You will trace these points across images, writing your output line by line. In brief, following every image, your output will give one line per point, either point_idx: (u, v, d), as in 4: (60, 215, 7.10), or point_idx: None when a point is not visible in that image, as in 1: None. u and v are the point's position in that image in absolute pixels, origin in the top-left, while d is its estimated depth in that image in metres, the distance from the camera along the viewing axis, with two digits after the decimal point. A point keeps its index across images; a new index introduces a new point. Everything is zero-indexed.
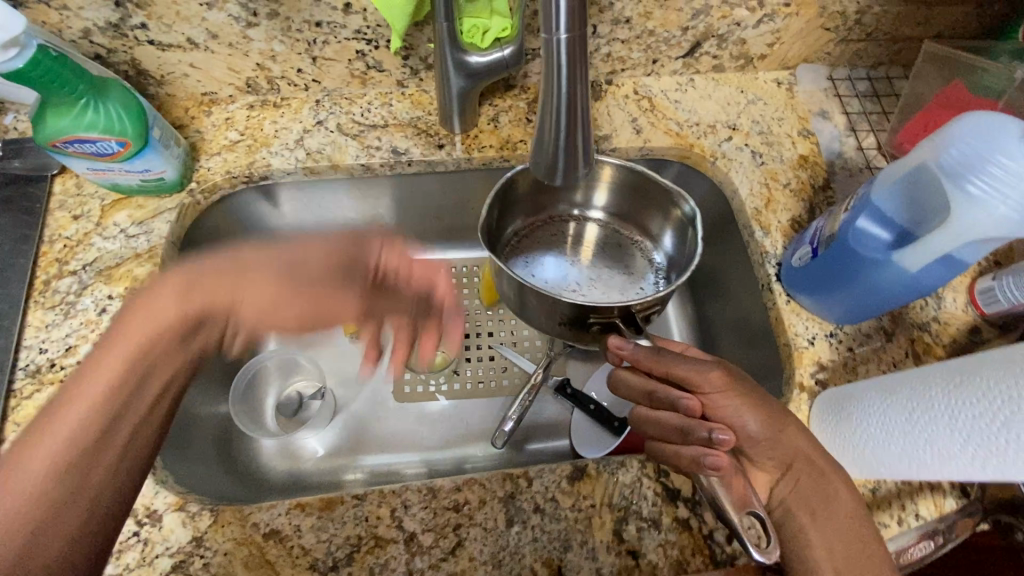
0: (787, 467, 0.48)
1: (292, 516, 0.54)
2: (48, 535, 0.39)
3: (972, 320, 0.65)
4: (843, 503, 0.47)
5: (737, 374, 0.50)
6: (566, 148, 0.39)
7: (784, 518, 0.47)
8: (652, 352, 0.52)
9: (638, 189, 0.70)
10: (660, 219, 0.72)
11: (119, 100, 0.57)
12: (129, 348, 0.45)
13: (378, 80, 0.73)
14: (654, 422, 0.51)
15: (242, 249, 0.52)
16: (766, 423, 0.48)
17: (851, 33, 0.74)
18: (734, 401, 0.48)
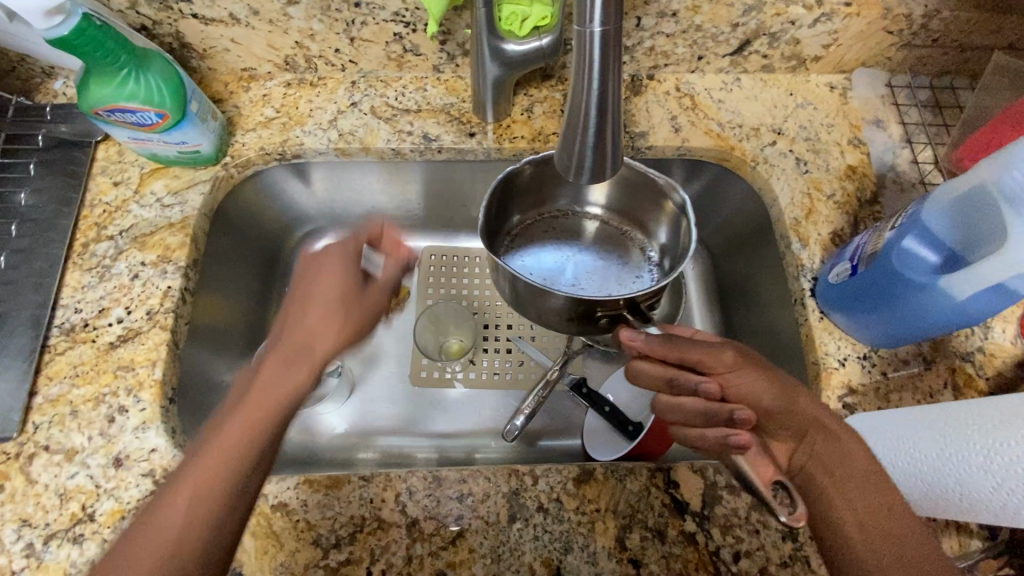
0: (803, 435, 0.46)
1: (299, 491, 0.55)
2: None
3: (1021, 354, 0.61)
4: (860, 463, 0.44)
5: (749, 355, 0.48)
6: (595, 146, 0.37)
7: (805, 485, 0.45)
8: (663, 338, 0.49)
9: (631, 182, 0.69)
10: (655, 214, 0.70)
11: (160, 72, 0.58)
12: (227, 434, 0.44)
13: (414, 64, 0.72)
14: (677, 409, 0.47)
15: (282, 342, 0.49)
16: (780, 396, 0.46)
17: (916, 38, 0.70)
18: (749, 377, 0.47)
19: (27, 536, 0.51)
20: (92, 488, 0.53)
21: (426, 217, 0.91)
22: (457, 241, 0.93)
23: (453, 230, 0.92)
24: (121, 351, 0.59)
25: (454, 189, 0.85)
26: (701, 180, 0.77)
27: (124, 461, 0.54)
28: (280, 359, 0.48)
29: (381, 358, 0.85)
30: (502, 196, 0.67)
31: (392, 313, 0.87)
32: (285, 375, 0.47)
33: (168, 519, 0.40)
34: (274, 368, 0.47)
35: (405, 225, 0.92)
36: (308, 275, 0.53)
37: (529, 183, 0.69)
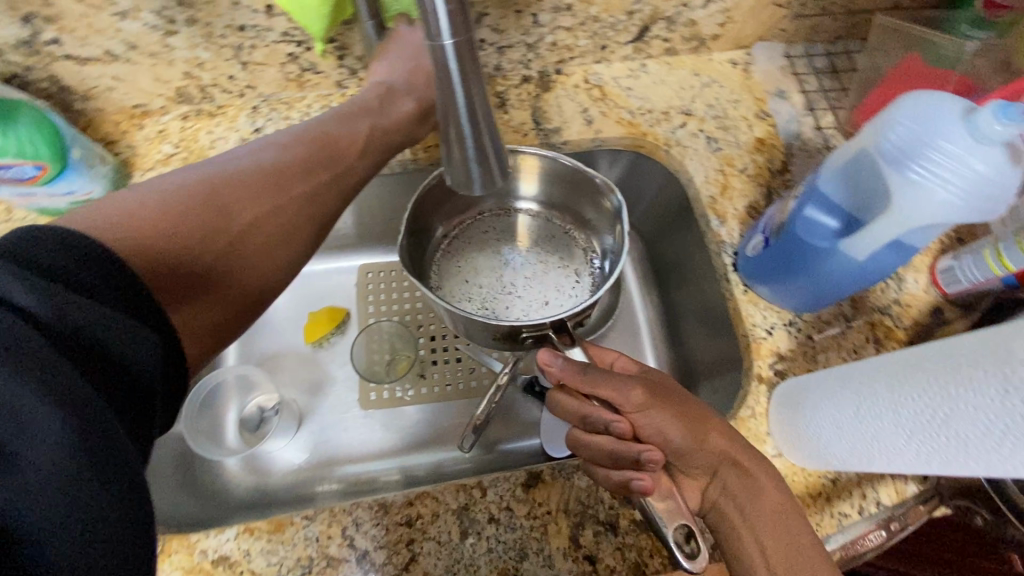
0: (714, 472, 0.47)
1: (240, 541, 0.52)
2: (252, 265, 0.51)
3: (934, 300, 0.64)
4: (769, 499, 0.46)
5: (660, 389, 0.48)
6: (477, 157, 0.37)
7: (719, 519, 0.47)
8: (578, 371, 0.48)
9: (567, 179, 0.68)
10: (595, 213, 0.70)
11: (31, 121, 0.54)
12: (296, 169, 0.54)
13: (316, 82, 0.70)
14: (591, 445, 0.49)
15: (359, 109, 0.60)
16: (690, 435, 0.46)
17: (805, 8, 0.71)
18: (655, 416, 0.46)
19: None
20: None
21: (357, 236, 0.89)
22: (392, 255, 0.91)
23: (387, 244, 0.91)
24: None
25: (383, 204, 0.84)
26: (621, 167, 0.78)
27: None
28: (409, 117, 0.63)
29: (327, 385, 0.83)
30: (426, 206, 0.67)
31: (334, 338, 0.85)
32: (411, 126, 0.64)
33: (256, 181, 0.52)
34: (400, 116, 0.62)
35: (336, 246, 0.89)
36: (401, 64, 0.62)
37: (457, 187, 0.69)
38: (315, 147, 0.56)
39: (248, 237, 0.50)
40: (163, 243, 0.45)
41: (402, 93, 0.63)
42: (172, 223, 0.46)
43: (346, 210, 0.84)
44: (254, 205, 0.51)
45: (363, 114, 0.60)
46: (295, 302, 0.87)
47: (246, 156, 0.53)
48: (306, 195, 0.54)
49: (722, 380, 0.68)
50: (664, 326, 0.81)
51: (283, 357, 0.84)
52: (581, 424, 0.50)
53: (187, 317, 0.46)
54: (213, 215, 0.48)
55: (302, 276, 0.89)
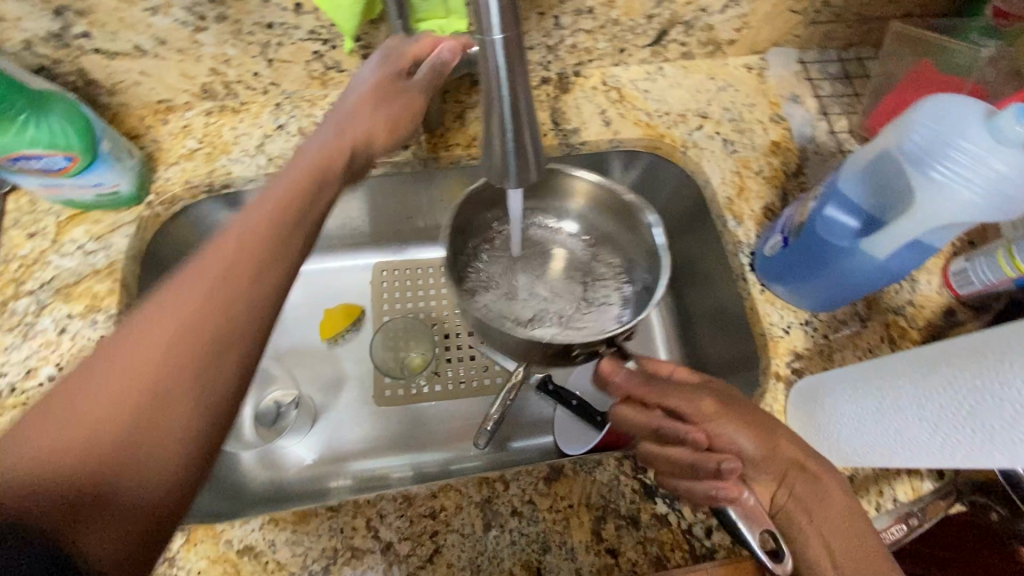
0: (782, 477, 0.46)
1: (265, 532, 0.53)
2: (173, 442, 0.34)
3: (947, 302, 0.65)
4: (836, 504, 0.46)
5: (728, 399, 0.49)
6: (516, 149, 0.37)
7: (786, 524, 0.46)
8: (642, 381, 0.52)
9: (608, 204, 0.69)
10: (633, 240, 0.69)
11: (63, 113, 0.54)
12: (213, 268, 0.39)
13: (339, 81, 0.71)
14: (663, 459, 0.47)
15: (306, 165, 0.49)
16: (762, 443, 0.47)
17: (820, 15, 0.73)
18: (727, 423, 0.47)
19: None
20: None
21: (371, 233, 0.89)
22: (406, 253, 0.92)
23: (401, 242, 0.91)
24: None
25: (399, 203, 0.84)
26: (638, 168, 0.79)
27: None
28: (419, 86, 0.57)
29: (344, 382, 0.83)
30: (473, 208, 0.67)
31: (349, 334, 0.85)
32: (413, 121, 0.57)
33: (167, 313, 0.36)
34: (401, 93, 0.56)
35: (351, 244, 0.90)
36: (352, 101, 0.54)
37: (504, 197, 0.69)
38: (297, 195, 0.46)
39: (146, 396, 0.34)
40: (39, 475, 0.31)
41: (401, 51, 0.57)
42: (63, 435, 0.32)
43: (361, 207, 0.84)
44: (238, 314, 0.38)
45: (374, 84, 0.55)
46: (310, 298, 0.88)
47: (164, 293, 0.38)
48: (241, 309, 0.38)
49: (737, 378, 0.69)
50: (677, 327, 0.82)
51: (298, 352, 0.84)
52: (652, 437, 0.49)
53: (91, 546, 0.31)
54: (82, 386, 0.34)
55: (317, 272, 0.89)
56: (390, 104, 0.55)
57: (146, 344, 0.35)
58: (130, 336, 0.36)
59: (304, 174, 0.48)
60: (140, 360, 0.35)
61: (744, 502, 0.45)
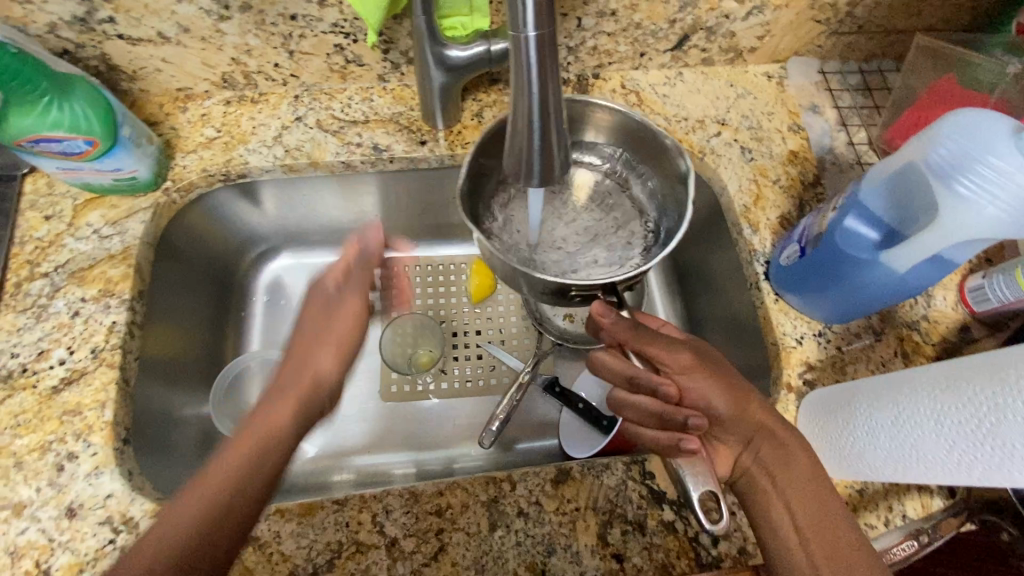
0: (748, 440, 0.49)
1: (271, 523, 0.53)
2: None
3: (962, 318, 0.65)
4: (802, 468, 0.47)
5: (704, 355, 0.50)
6: (541, 149, 0.37)
7: (750, 485, 0.49)
8: (630, 326, 0.51)
9: (640, 140, 0.64)
10: (659, 174, 0.66)
11: (85, 97, 0.54)
12: (225, 469, 0.45)
13: (358, 75, 0.71)
14: (631, 407, 0.50)
15: (292, 391, 0.51)
16: (733, 404, 0.48)
17: (843, 25, 0.73)
18: (700, 380, 0.49)
19: None
20: (44, 542, 0.52)
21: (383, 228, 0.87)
22: (419, 250, 0.90)
23: (414, 237, 0.90)
24: (65, 395, 0.56)
25: (413, 200, 0.83)
26: None
27: (78, 511, 0.53)
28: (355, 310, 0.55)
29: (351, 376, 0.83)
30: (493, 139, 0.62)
31: None
32: (362, 324, 0.56)
33: (189, 501, 0.43)
34: (346, 300, 0.56)
35: None
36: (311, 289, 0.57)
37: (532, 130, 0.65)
38: (294, 413, 0.50)
39: None
40: None
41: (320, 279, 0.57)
42: None
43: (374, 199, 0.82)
44: (229, 505, 0.43)
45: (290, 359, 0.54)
46: None
47: (195, 481, 0.44)
48: (246, 493, 0.44)
49: None
50: (686, 335, 0.81)
51: None
52: (625, 385, 0.51)
53: None
54: None
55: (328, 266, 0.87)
56: (323, 329, 0.54)
57: (175, 527, 0.42)
58: (149, 540, 0.41)
59: (259, 433, 0.48)
60: (167, 539, 0.41)
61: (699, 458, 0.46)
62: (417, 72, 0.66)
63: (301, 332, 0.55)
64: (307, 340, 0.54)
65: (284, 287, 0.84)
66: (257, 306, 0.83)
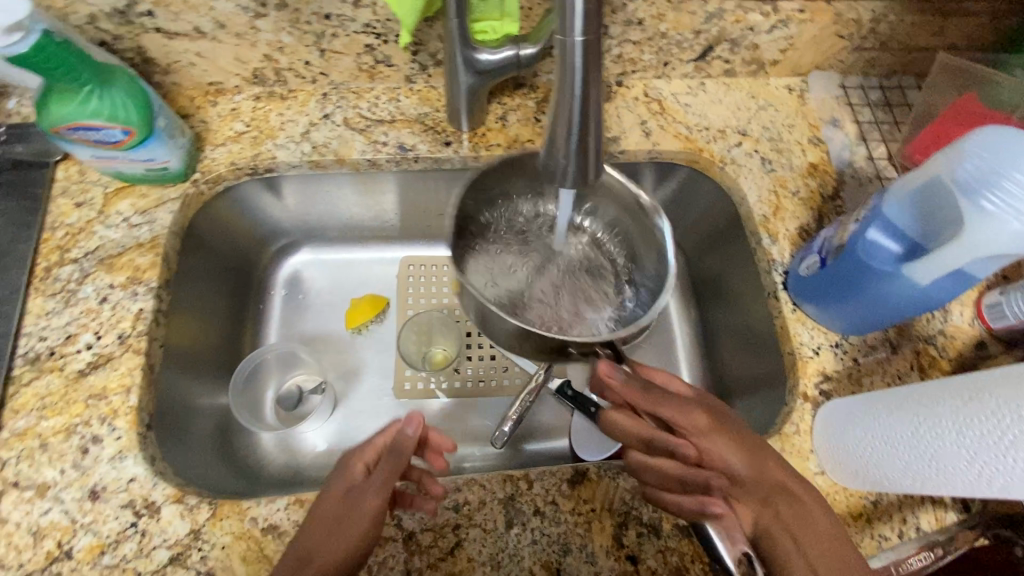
0: (766, 497, 0.47)
1: (290, 512, 0.54)
2: None
3: (978, 334, 0.65)
4: (822, 525, 0.46)
5: (721, 415, 0.51)
6: (578, 150, 0.37)
7: (772, 549, 0.46)
8: (641, 388, 0.53)
9: (632, 213, 0.64)
10: (644, 252, 0.65)
11: (125, 87, 0.55)
12: None
13: (386, 75, 0.72)
14: (651, 470, 0.50)
15: (307, 532, 0.50)
16: (750, 463, 0.48)
17: (866, 41, 0.73)
18: (717, 441, 0.49)
19: None
20: (67, 524, 0.52)
21: (400, 227, 0.87)
22: (433, 249, 0.90)
23: (430, 237, 0.89)
24: (92, 379, 0.57)
25: (433, 199, 0.82)
26: (674, 181, 0.79)
27: (100, 493, 0.53)
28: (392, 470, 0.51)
29: (362, 372, 0.81)
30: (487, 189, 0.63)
31: (372, 326, 0.84)
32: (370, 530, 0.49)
33: None
34: (371, 487, 0.51)
35: (379, 235, 0.88)
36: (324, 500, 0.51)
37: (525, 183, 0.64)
38: None
39: None
40: None
41: (355, 452, 0.53)
42: None
43: (394, 195, 0.82)
44: None
45: (328, 501, 0.51)
46: (334, 288, 0.85)
47: None
48: None
49: (759, 395, 0.69)
50: (701, 342, 0.82)
51: (322, 342, 0.82)
52: (641, 445, 0.53)
53: None
54: None
55: (344, 262, 0.87)
56: (338, 521, 0.49)
57: None
58: None
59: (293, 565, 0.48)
60: None
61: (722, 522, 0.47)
62: (445, 75, 0.67)
63: (343, 478, 0.52)
64: (344, 488, 0.51)
65: (302, 281, 0.85)
66: (275, 301, 0.83)
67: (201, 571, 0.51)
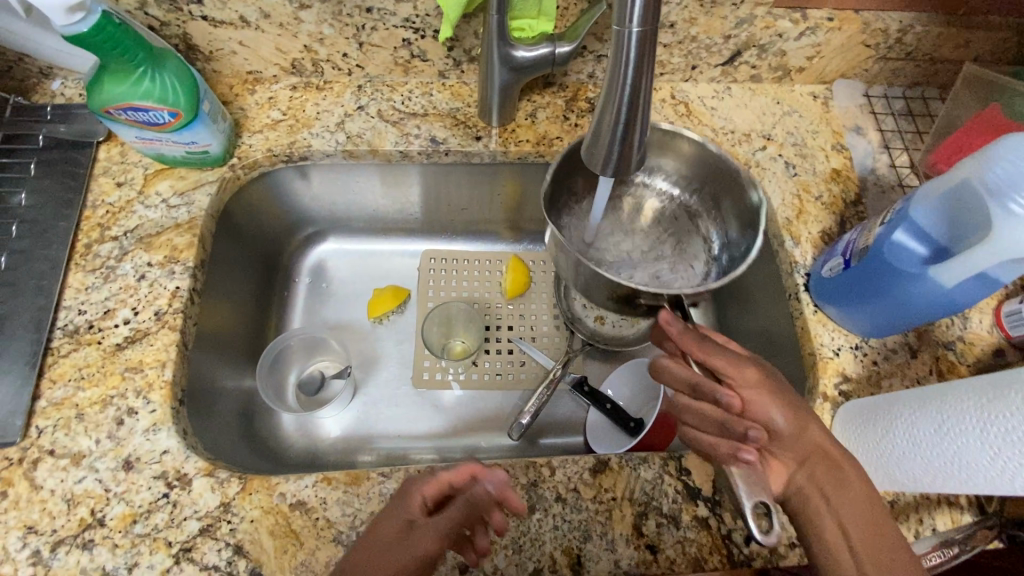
0: (804, 458, 0.48)
1: (318, 489, 0.55)
2: None
3: (997, 342, 0.66)
4: (858, 490, 0.46)
5: (771, 373, 0.52)
6: (623, 139, 0.40)
7: (802, 504, 0.47)
8: (696, 337, 0.53)
9: (713, 170, 0.67)
10: (728, 208, 0.68)
11: (175, 71, 0.57)
12: None
13: (420, 70, 0.74)
14: (693, 411, 0.52)
15: (361, 541, 0.49)
16: (794, 418, 0.49)
17: (891, 51, 0.75)
18: (764, 395, 0.50)
19: (32, 543, 0.51)
20: (100, 492, 0.53)
21: (424, 220, 0.88)
22: (454, 243, 0.90)
23: (452, 231, 0.90)
24: (129, 353, 0.59)
25: (459, 193, 0.83)
26: None
27: (134, 464, 0.55)
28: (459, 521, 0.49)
29: (382, 362, 0.82)
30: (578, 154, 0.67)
31: (393, 317, 0.85)
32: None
33: None
34: (432, 527, 0.48)
35: (402, 227, 0.89)
36: (385, 511, 0.51)
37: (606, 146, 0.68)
38: None
39: None
40: None
41: (419, 483, 0.51)
42: None
43: (419, 190, 0.82)
44: None
45: (388, 520, 0.49)
46: (356, 279, 0.87)
47: None
48: None
49: None
50: None
51: (344, 330, 0.83)
52: (687, 391, 0.53)
53: None
54: None
55: (367, 253, 0.88)
56: (394, 555, 0.46)
57: None
58: None
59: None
60: None
61: (752, 469, 0.48)
62: (480, 70, 0.69)
63: (407, 508, 0.49)
64: (406, 517, 0.49)
65: (327, 271, 0.87)
66: (299, 289, 0.85)
67: (230, 543, 0.52)
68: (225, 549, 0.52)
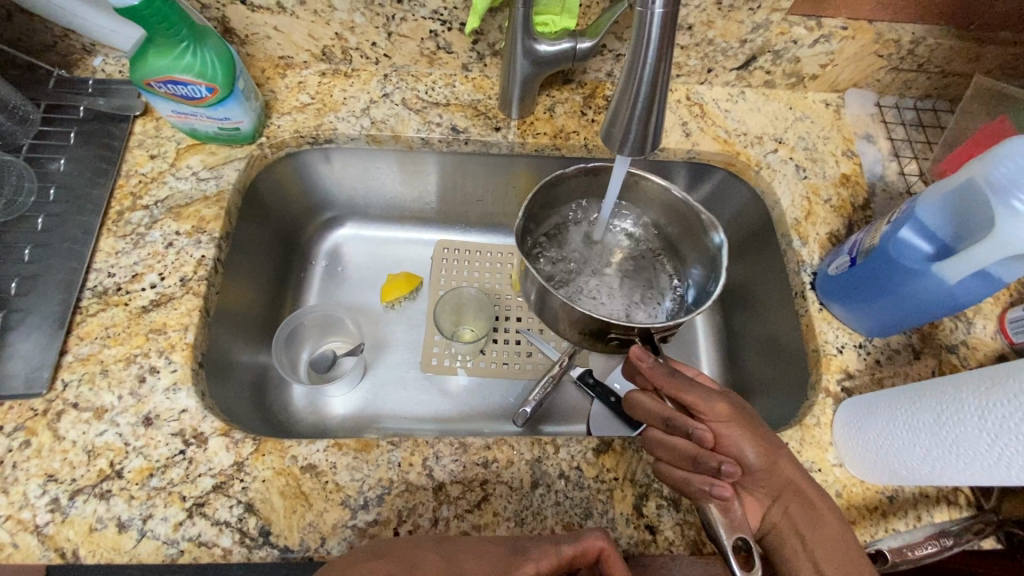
0: (777, 495, 0.51)
1: (329, 454, 0.56)
2: None
3: (1000, 348, 0.66)
4: (831, 529, 0.49)
5: (741, 407, 0.51)
6: (641, 117, 0.44)
7: (777, 540, 0.50)
8: (666, 372, 0.52)
9: (677, 212, 0.70)
10: (693, 249, 0.71)
11: (215, 48, 0.60)
12: None
13: (445, 62, 0.77)
14: (665, 446, 0.51)
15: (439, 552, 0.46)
16: (764, 455, 0.50)
17: (903, 62, 0.77)
18: (735, 430, 0.50)
19: (52, 491, 0.53)
20: (120, 445, 0.55)
21: (439, 211, 0.90)
22: (469, 235, 0.92)
23: (468, 223, 0.92)
24: (153, 315, 0.61)
25: (474, 184, 0.85)
26: (711, 181, 0.82)
27: (153, 420, 0.57)
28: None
29: (391, 344, 0.84)
30: (549, 198, 0.70)
31: (405, 302, 0.86)
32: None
33: None
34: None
35: (419, 217, 0.91)
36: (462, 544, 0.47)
37: (571, 192, 0.71)
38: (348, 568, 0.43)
39: None
40: None
41: (539, 549, 0.47)
42: None
43: (436, 181, 0.85)
44: None
45: (483, 554, 0.46)
46: (371, 263, 0.89)
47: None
48: None
49: (777, 395, 0.72)
50: (722, 345, 0.84)
51: (356, 312, 0.85)
52: (662, 424, 0.52)
53: None
54: None
55: (383, 240, 0.91)
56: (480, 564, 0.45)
57: None
58: None
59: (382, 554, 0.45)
60: None
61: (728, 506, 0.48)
62: (503, 64, 0.72)
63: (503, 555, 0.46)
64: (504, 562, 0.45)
65: (342, 254, 0.89)
66: (316, 271, 0.87)
67: (241, 500, 0.54)
68: (237, 506, 0.53)
